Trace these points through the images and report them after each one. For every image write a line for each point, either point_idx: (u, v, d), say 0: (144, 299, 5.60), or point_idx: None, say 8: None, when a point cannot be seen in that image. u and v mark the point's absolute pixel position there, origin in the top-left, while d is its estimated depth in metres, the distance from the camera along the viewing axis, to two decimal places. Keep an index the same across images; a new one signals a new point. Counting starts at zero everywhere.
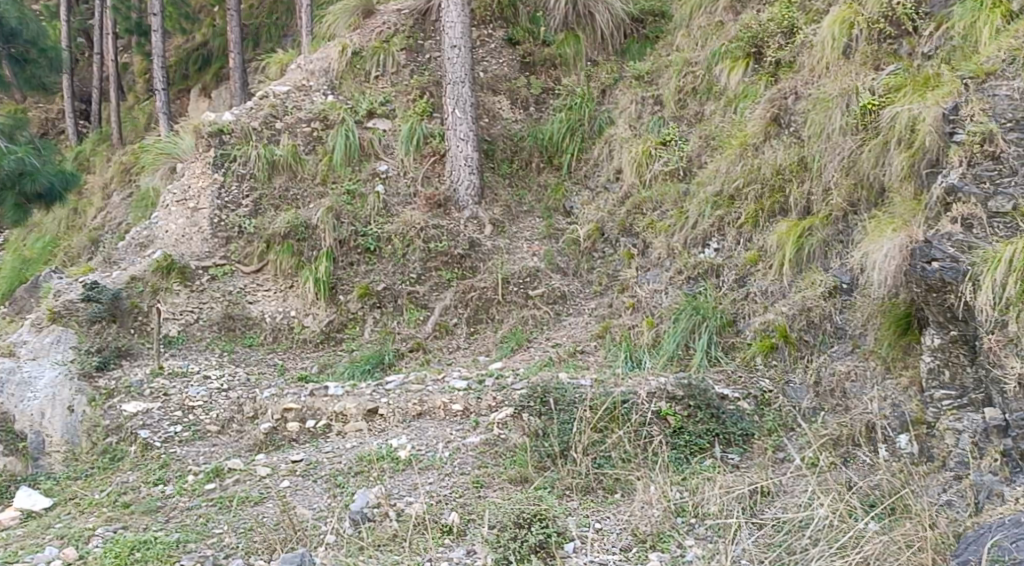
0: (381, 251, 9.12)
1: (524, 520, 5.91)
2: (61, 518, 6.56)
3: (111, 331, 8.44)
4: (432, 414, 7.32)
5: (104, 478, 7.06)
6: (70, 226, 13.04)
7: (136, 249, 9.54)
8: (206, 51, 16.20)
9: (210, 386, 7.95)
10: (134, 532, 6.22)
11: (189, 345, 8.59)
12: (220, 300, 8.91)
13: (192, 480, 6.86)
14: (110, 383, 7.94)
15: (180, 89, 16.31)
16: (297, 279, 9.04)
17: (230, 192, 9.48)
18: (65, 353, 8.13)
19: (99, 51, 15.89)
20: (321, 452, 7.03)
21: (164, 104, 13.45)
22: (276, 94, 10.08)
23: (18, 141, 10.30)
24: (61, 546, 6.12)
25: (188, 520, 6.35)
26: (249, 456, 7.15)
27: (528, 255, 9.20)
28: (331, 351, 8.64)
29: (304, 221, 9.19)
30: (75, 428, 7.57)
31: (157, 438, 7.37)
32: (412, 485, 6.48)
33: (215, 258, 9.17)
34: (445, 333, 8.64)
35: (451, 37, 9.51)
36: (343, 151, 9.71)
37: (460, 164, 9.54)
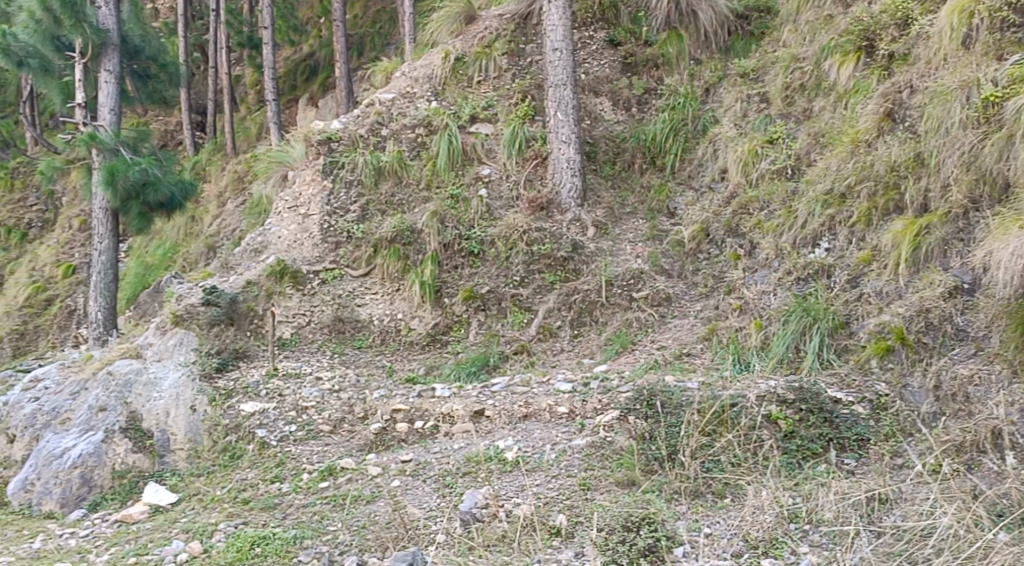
0: (485, 254, 9.22)
1: (632, 523, 5.90)
2: (186, 513, 6.89)
3: (229, 333, 8.72)
4: (538, 416, 7.37)
5: (225, 476, 7.32)
6: (188, 233, 13.60)
7: (252, 254, 9.82)
8: (313, 61, 16.71)
9: (323, 387, 8.10)
10: (253, 528, 6.47)
11: (302, 346, 8.83)
12: (331, 302, 9.15)
13: (307, 478, 7.07)
14: (228, 384, 8.18)
15: (290, 99, 16.76)
16: (403, 283, 9.21)
17: (339, 198, 9.77)
18: (189, 355, 8.48)
19: (214, 64, 16.60)
20: (430, 453, 7.15)
21: (275, 114, 13.87)
22: (383, 102, 10.41)
23: (142, 152, 10.85)
24: (188, 540, 6.43)
25: (303, 517, 6.55)
26: (361, 456, 7.30)
27: (632, 256, 9.13)
28: (438, 353, 8.75)
29: (410, 225, 9.38)
30: (198, 426, 7.86)
31: (273, 437, 7.59)
32: (520, 486, 6.55)
33: (326, 262, 9.43)
34: (550, 335, 8.64)
35: (553, 40, 9.53)
36: (447, 156, 9.88)
37: (563, 166, 9.56)
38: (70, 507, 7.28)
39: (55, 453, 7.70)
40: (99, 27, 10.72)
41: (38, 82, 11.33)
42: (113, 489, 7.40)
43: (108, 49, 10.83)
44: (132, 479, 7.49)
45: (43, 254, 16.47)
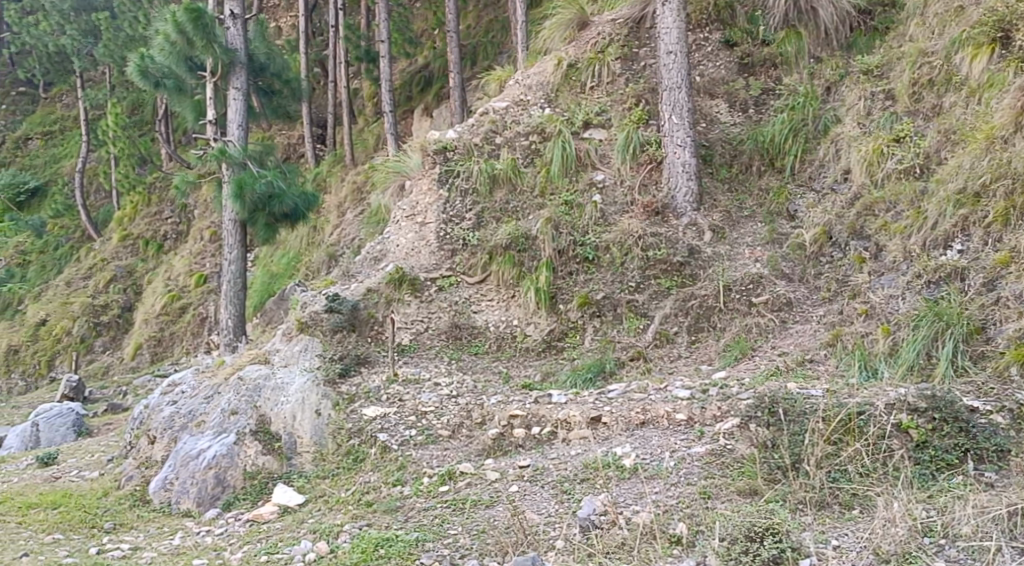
0: (600, 260, 9.21)
1: (756, 532, 5.75)
2: (313, 514, 7.13)
3: (352, 340, 8.94)
4: (655, 423, 7.29)
5: (349, 478, 7.53)
6: (309, 242, 14.04)
7: (372, 262, 10.07)
8: (428, 72, 17.06)
9: (441, 393, 8.28)
10: (377, 530, 6.63)
11: (420, 352, 8.95)
12: (448, 309, 9.31)
13: (427, 482, 7.21)
14: (351, 389, 8.41)
15: (405, 110, 17.16)
16: (518, 290, 9.29)
17: (455, 206, 9.93)
18: (312, 361, 8.67)
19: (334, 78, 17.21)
20: (547, 459, 7.18)
21: (392, 125, 14.23)
22: (496, 110, 10.55)
23: (268, 164, 11.27)
24: (315, 540, 6.65)
25: (424, 520, 6.69)
26: (479, 460, 7.42)
27: (750, 261, 8.93)
28: (553, 359, 8.75)
29: (524, 232, 9.46)
30: (322, 430, 8.06)
31: (394, 441, 7.75)
32: (639, 493, 6.50)
33: (442, 270, 9.59)
34: (666, 341, 8.52)
35: (666, 43, 9.47)
36: (560, 162, 9.91)
37: (678, 170, 9.46)
38: (205, 507, 7.65)
39: (192, 454, 8.08)
40: (228, 47, 11.24)
41: (173, 101, 11.99)
42: (244, 489, 7.71)
43: (236, 68, 11.34)
44: (261, 480, 7.76)
45: (177, 264, 17.28)
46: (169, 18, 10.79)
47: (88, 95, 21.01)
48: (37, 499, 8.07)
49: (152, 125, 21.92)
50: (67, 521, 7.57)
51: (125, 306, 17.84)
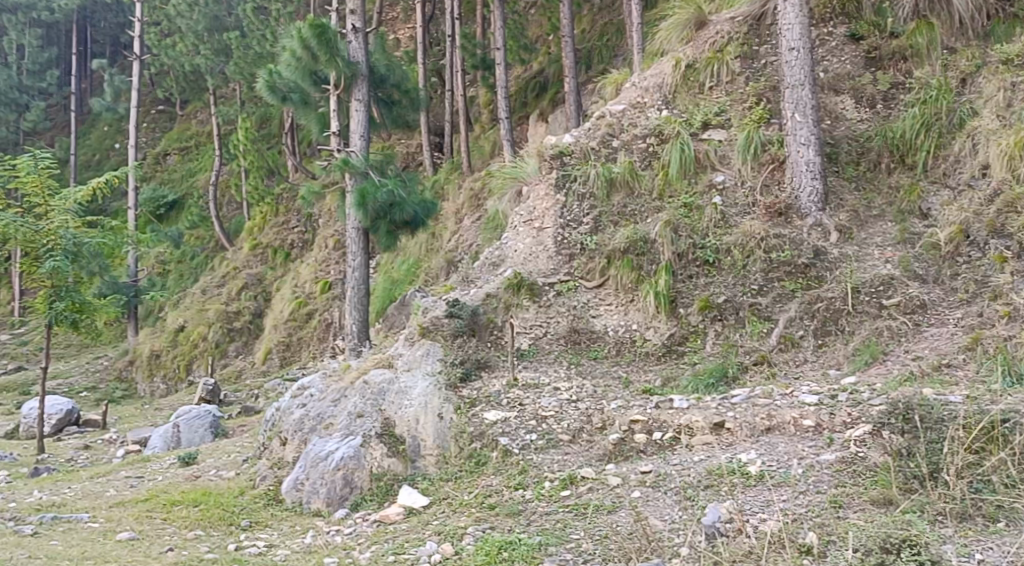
0: (721, 262, 9.04)
1: (892, 545, 5.52)
2: (438, 515, 7.28)
3: (472, 344, 9.01)
4: (782, 429, 7.11)
5: (472, 481, 7.65)
6: (429, 249, 14.30)
7: (490, 268, 10.13)
8: (543, 78, 17.17)
9: (561, 397, 8.30)
10: (500, 533, 6.72)
11: (540, 357, 8.95)
12: (567, 314, 9.28)
13: (549, 486, 7.25)
14: (472, 392, 8.54)
15: (521, 116, 17.26)
16: (637, 293, 9.19)
17: (572, 211, 9.93)
18: (434, 365, 8.81)
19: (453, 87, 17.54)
20: (670, 464, 7.10)
21: (508, 131, 14.30)
22: (613, 113, 10.56)
23: (389, 173, 11.55)
24: (440, 541, 6.78)
25: (548, 524, 6.72)
26: (600, 465, 7.40)
27: (880, 262, 8.60)
28: (674, 364, 8.63)
29: (643, 236, 9.36)
30: (445, 433, 8.18)
31: (516, 445, 7.82)
32: (766, 501, 6.34)
33: (561, 274, 9.60)
34: (792, 345, 8.28)
35: (789, 39, 9.26)
36: (679, 164, 9.79)
37: (802, 169, 9.21)
38: (335, 506, 7.89)
39: (321, 455, 8.34)
40: (350, 60, 11.60)
41: (299, 115, 12.47)
42: (371, 490, 7.91)
43: (358, 80, 11.67)
44: (387, 482, 7.95)
45: (304, 271, 17.86)
46: (296, 35, 11.26)
47: (220, 111, 22.11)
48: (180, 496, 8.49)
49: (279, 138, 22.84)
50: (207, 519, 7.93)
51: (256, 312, 18.51)
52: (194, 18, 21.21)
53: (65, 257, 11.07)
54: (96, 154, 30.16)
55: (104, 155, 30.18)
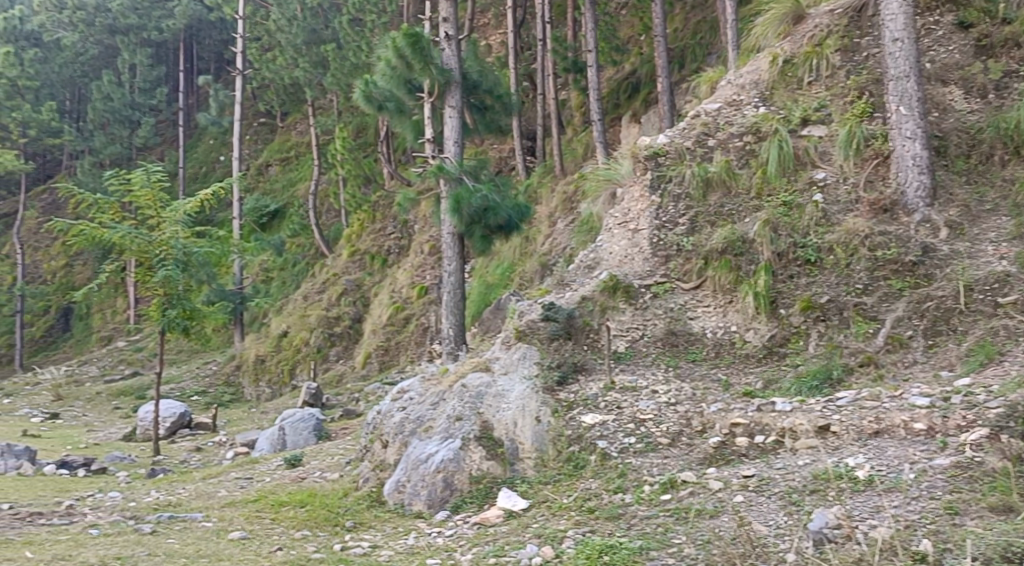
0: (823, 261, 8.81)
1: (1014, 554, 5.29)
2: (537, 518, 7.31)
3: (568, 347, 8.97)
4: (891, 433, 6.89)
5: (571, 484, 7.65)
6: (523, 252, 14.38)
7: (585, 270, 10.11)
8: (635, 78, 17.09)
9: (659, 400, 8.21)
10: (600, 537, 6.70)
11: (637, 360, 8.88)
12: (663, 316, 9.17)
13: (649, 490, 7.19)
14: (570, 396, 8.50)
15: (613, 117, 17.20)
16: (735, 294, 9.02)
17: (668, 212, 9.84)
18: (531, 368, 8.80)
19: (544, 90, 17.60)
20: (774, 469, 6.95)
21: (601, 132, 14.24)
22: (708, 113, 10.43)
23: (483, 178, 11.65)
24: (540, 544, 6.81)
25: (648, 528, 6.67)
26: (701, 469, 7.30)
27: (994, 258, 8.23)
28: (775, 366, 8.44)
29: (741, 236, 9.21)
30: (543, 436, 8.20)
31: (614, 449, 7.79)
32: (876, 507, 6.15)
33: (657, 276, 9.48)
34: (900, 346, 7.97)
35: (892, 30, 8.96)
36: (777, 161, 9.57)
37: (908, 164, 8.91)
38: (436, 508, 8.00)
39: (421, 457, 8.45)
40: (443, 68, 11.75)
41: (394, 123, 12.69)
42: (471, 493, 7.99)
43: (452, 87, 11.79)
44: (487, 485, 8.01)
45: (400, 276, 18.15)
46: (390, 45, 11.52)
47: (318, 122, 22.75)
48: (287, 498, 8.73)
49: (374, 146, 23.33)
50: (313, 519, 8.13)
51: (355, 317, 18.90)
52: (293, 32, 21.85)
53: (175, 265, 11.57)
54: (203, 167, 31.37)
55: (210, 167, 31.36)
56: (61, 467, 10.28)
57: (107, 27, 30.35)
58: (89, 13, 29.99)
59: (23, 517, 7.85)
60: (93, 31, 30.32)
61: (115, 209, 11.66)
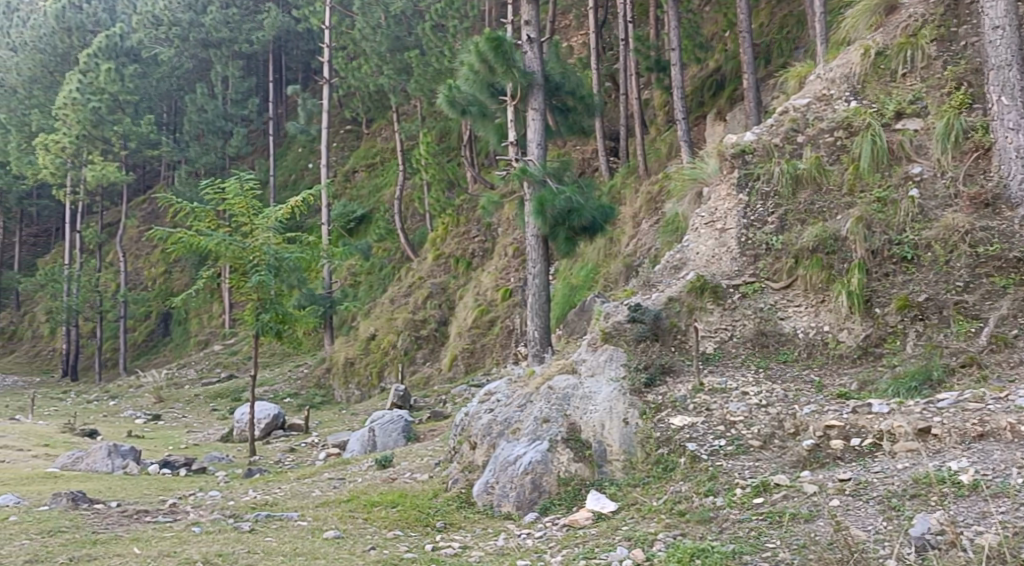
0: (920, 259, 8.54)
1: None
2: (627, 521, 7.26)
3: (656, 349, 8.90)
4: (997, 436, 6.63)
5: (660, 487, 7.58)
6: (607, 254, 14.33)
7: (672, 271, 10.04)
8: (720, 76, 16.89)
9: (750, 402, 8.06)
10: (691, 540, 6.62)
11: (726, 361, 8.75)
12: (753, 317, 9.01)
13: (740, 493, 7.07)
14: (658, 398, 8.41)
15: (698, 116, 16.97)
16: (828, 294, 8.82)
17: (756, 210, 9.68)
18: (618, 370, 8.74)
19: (627, 91, 17.49)
20: (871, 472, 6.76)
21: (685, 132, 14.09)
22: (797, 108, 10.25)
23: (567, 180, 11.66)
24: (630, 547, 6.76)
25: (741, 532, 6.56)
26: (795, 472, 7.15)
27: None
28: (871, 366, 8.20)
29: (833, 233, 9.00)
30: (631, 439, 8.14)
31: (704, 451, 7.69)
32: (982, 512, 5.92)
33: (745, 276, 9.33)
34: (1004, 346, 7.64)
35: (993, 17, 8.75)
36: (870, 157, 9.32)
37: (1011, 155, 8.62)
38: (525, 510, 8.03)
39: (509, 459, 8.47)
40: (526, 70, 11.77)
41: (478, 127, 12.81)
42: (559, 495, 8.00)
43: (534, 89, 11.83)
44: (575, 487, 8.01)
45: (485, 279, 18.27)
46: (474, 49, 11.65)
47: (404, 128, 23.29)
48: (379, 497, 8.89)
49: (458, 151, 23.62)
50: (404, 520, 8.25)
51: (441, 320, 19.12)
52: (377, 40, 22.24)
53: (268, 271, 11.86)
54: (292, 175, 32.19)
55: (299, 174, 32.14)
56: (164, 467, 10.66)
57: (201, 41, 31.43)
58: (184, 29, 31.12)
59: (130, 514, 8.16)
60: (188, 46, 31.53)
61: (211, 217, 12.07)
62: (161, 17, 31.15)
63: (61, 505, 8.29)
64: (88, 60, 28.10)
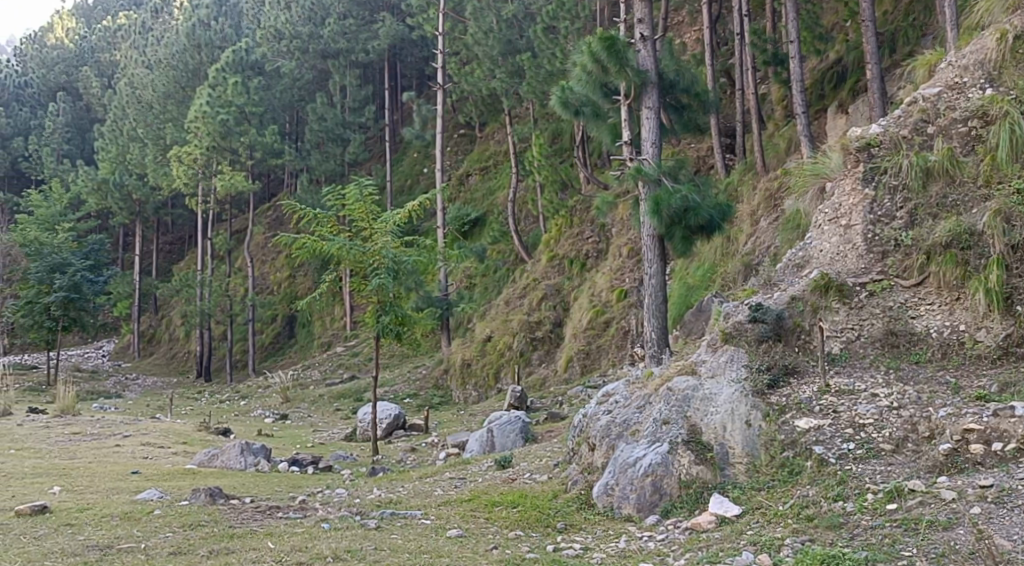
0: None
1: None
2: (752, 525, 7.12)
3: (778, 349, 8.65)
4: None
5: (786, 491, 7.39)
6: (725, 253, 14.07)
7: (794, 270, 9.80)
8: (841, 67, 16.42)
9: (881, 404, 7.79)
10: (821, 546, 6.45)
11: (854, 362, 8.42)
12: (882, 316, 8.66)
13: (872, 499, 6.86)
14: (781, 400, 8.17)
15: (818, 109, 16.56)
16: (963, 291, 8.43)
17: (883, 206, 9.36)
18: (740, 371, 8.53)
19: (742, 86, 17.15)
20: (1015, 479, 6.45)
21: (805, 126, 13.65)
22: (927, 98, 9.81)
23: (683, 178, 11.51)
24: (757, 552, 6.62)
25: (874, 539, 6.36)
26: (931, 478, 6.89)
27: None
28: (1012, 368, 7.78)
29: (968, 227, 8.57)
30: (755, 441, 7.96)
31: (832, 455, 7.47)
32: None
33: (873, 274, 9.01)
34: None
35: None
36: (1008, 147, 8.77)
37: None
38: (645, 512, 7.95)
39: (630, 461, 8.39)
40: (640, 69, 11.66)
41: (592, 128, 12.88)
42: (680, 498, 7.89)
43: (648, 88, 11.69)
44: (697, 489, 7.87)
45: (600, 280, 18.20)
46: (586, 49, 11.64)
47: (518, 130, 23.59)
48: (500, 497, 8.96)
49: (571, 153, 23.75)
50: (526, 520, 8.29)
51: (556, 321, 19.15)
52: (489, 44, 22.48)
53: (388, 274, 12.10)
54: (408, 179, 32.88)
55: (414, 179, 32.76)
56: (293, 465, 11.04)
57: (320, 52, 32.49)
58: (304, 41, 32.30)
59: (264, 510, 8.48)
60: (307, 58, 32.76)
61: (333, 222, 12.41)
62: (282, 31, 32.51)
63: (200, 500, 8.68)
64: (217, 74, 29.45)
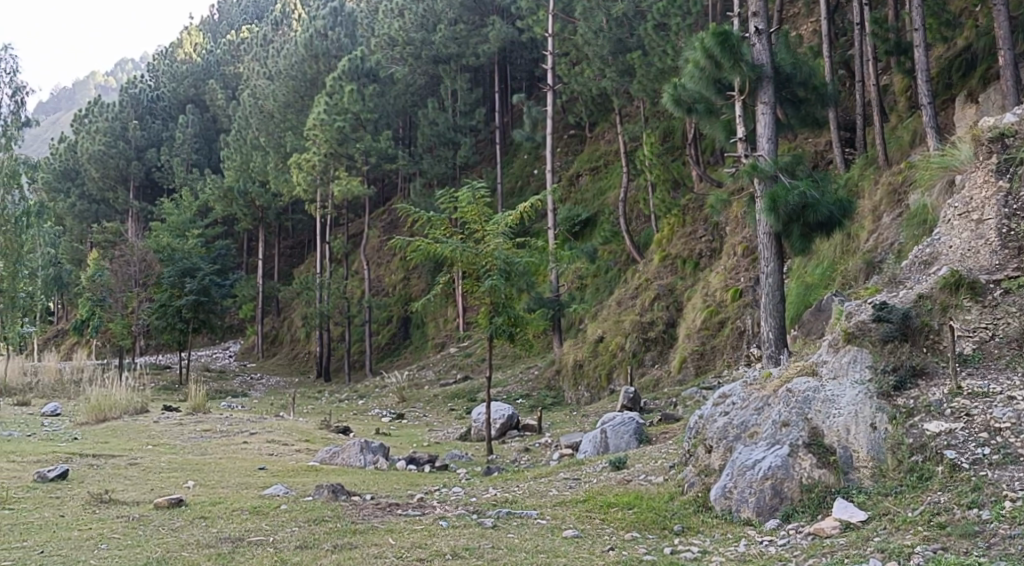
0: None
1: None
2: (879, 532, 6.86)
3: (905, 349, 8.22)
4: None
5: (915, 497, 7.11)
6: (845, 251, 13.62)
7: (921, 267, 9.39)
8: (971, 55, 15.73)
9: (1019, 407, 7.34)
10: (954, 555, 6.21)
11: (989, 362, 7.92)
12: (1019, 314, 8.13)
13: (1010, 507, 6.54)
14: (909, 401, 7.81)
15: (945, 99, 15.91)
16: None
17: (1019, 198, 8.85)
18: (863, 373, 8.24)
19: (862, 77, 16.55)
20: None
21: (931, 117, 13.08)
22: None
23: (800, 175, 11.18)
24: (885, 559, 6.39)
25: (1012, 550, 6.12)
26: None
27: None
28: None
29: None
30: (880, 445, 7.68)
31: (965, 460, 7.13)
32: None
33: (1008, 270, 8.46)
34: None
35: None
36: None
37: None
38: (765, 517, 7.77)
39: (747, 464, 8.20)
40: (754, 64, 11.41)
41: (705, 124, 12.82)
42: (802, 502, 7.70)
43: (762, 83, 11.42)
44: (819, 494, 7.67)
45: (714, 279, 17.91)
46: (699, 46, 11.56)
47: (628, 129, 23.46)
48: (615, 499, 8.91)
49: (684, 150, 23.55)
50: (641, 521, 8.23)
51: (669, 322, 18.93)
52: (600, 44, 22.39)
53: (500, 276, 12.26)
54: (518, 181, 33.17)
55: (525, 181, 33.01)
56: (410, 463, 11.25)
57: (432, 57, 32.77)
58: (416, 47, 32.74)
59: (383, 507, 8.68)
60: (420, 64, 33.09)
61: (446, 225, 12.61)
62: (395, 38, 33.05)
63: (323, 496, 8.94)
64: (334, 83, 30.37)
